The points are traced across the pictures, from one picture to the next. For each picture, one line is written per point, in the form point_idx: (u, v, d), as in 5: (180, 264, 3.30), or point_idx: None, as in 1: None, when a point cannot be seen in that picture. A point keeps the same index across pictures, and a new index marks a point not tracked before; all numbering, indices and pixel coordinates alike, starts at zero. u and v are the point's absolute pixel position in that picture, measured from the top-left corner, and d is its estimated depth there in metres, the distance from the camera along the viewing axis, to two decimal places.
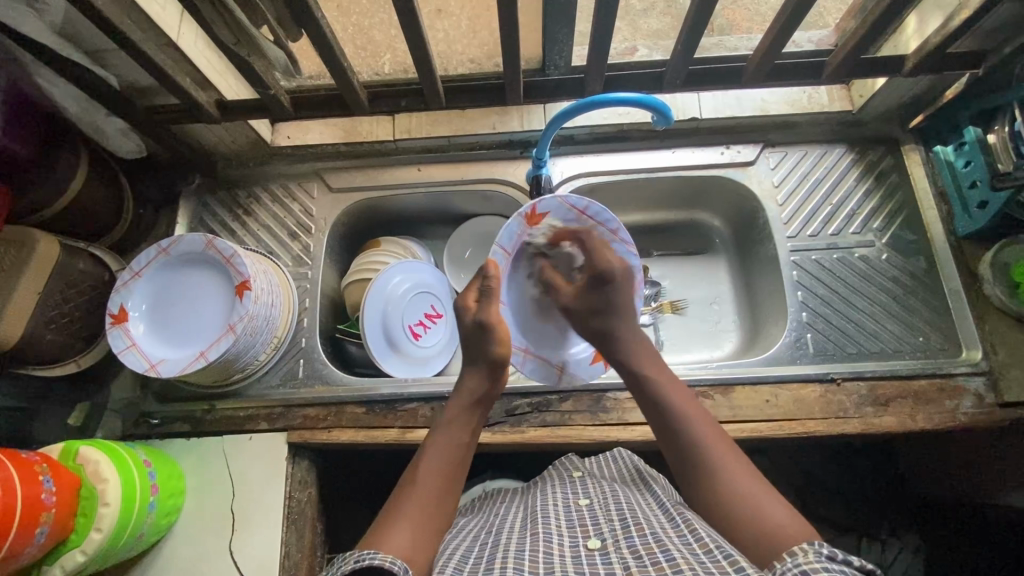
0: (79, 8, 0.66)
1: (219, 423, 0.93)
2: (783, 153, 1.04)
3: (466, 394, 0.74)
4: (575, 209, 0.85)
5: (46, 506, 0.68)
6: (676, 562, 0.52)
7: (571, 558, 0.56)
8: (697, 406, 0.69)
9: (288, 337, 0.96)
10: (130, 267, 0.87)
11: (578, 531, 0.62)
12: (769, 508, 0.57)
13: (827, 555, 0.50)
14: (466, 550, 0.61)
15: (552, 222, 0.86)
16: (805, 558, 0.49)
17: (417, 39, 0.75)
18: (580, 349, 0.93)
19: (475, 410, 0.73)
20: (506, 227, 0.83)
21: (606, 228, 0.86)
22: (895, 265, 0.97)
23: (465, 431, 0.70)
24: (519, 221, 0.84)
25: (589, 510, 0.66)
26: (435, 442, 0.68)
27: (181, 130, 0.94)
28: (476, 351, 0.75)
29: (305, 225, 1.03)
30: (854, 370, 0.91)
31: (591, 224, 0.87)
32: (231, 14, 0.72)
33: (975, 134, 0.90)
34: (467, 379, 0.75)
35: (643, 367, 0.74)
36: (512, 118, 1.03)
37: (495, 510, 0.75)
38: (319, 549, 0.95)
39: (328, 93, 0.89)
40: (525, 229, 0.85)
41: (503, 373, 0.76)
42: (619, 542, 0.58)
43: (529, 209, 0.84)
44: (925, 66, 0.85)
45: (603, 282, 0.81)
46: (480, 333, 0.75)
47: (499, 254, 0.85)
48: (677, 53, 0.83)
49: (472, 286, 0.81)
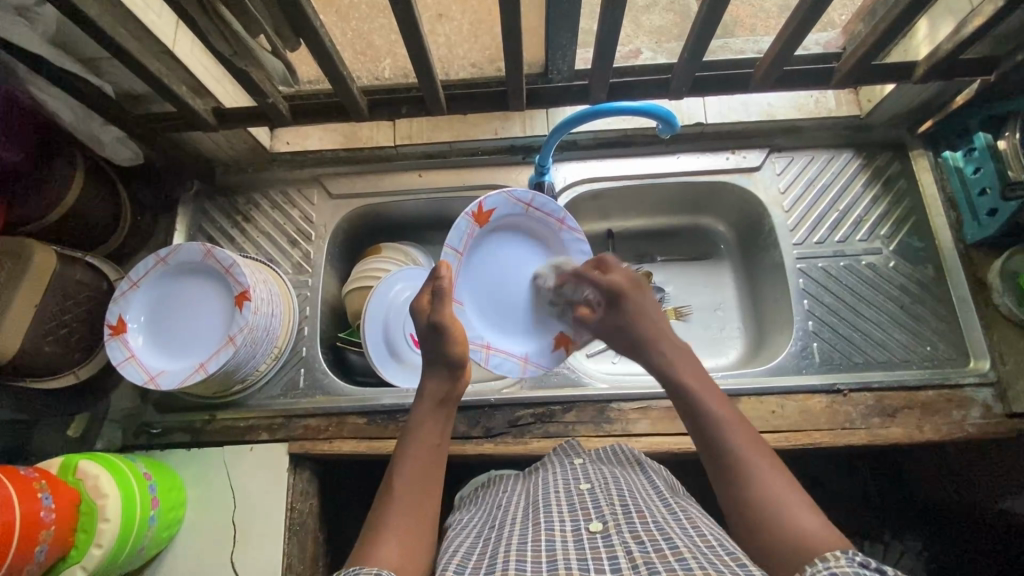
0: (74, 20, 0.65)
1: (219, 433, 0.92)
2: (789, 158, 1.02)
3: (427, 398, 0.73)
4: (519, 203, 0.92)
5: (45, 524, 0.67)
6: (679, 550, 0.51)
7: (573, 543, 0.55)
8: (739, 416, 0.66)
9: (288, 346, 0.95)
10: (127, 277, 0.86)
11: (580, 515, 0.60)
12: (802, 518, 0.56)
13: (861, 562, 0.47)
14: (469, 546, 0.59)
15: (498, 217, 0.92)
16: (835, 563, 0.48)
17: (418, 47, 0.74)
18: (541, 342, 0.94)
19: (441, 410, 0.72)
20: (455, 228, 0.87)
21: (553, 218, 0.93)
22: (902, 272, 0.96)
23: (436, 433, 0.70)
24: (468, 220, 0.88)
25: (591, 494, 0.64)
26: (405, 449, 0.67)
27: (180, 138, 0.93)
28: (433, 351, 0.75)
29: (305, 231, 1.02)
30: (860, 380, 0.90)
31: (536, 215, 0.93)
32: (228, 25, 0.71)
33: (984, 140, 0.88)
34: (428, 381, 0.74)
35: (680, 375, 0.71)
36: (514, 124, 1.02)
37: (497, 501, 0.73)
38: (321, 558, 0.95)
39: (327, 100, 0.88)
40: (474, 227, 0.89)
41: (463, 374, 0.76)
42: (620, 526, 0.57)
43: (474, 207, 0.89)
44: (936, 73, 0.83)
45: (617, 299, 0.81)
46: (447, 342, 0.74)
47: (450, 254, 0.88)
48: (684, 59, 0.81)
49: (425, 290, 0.80)
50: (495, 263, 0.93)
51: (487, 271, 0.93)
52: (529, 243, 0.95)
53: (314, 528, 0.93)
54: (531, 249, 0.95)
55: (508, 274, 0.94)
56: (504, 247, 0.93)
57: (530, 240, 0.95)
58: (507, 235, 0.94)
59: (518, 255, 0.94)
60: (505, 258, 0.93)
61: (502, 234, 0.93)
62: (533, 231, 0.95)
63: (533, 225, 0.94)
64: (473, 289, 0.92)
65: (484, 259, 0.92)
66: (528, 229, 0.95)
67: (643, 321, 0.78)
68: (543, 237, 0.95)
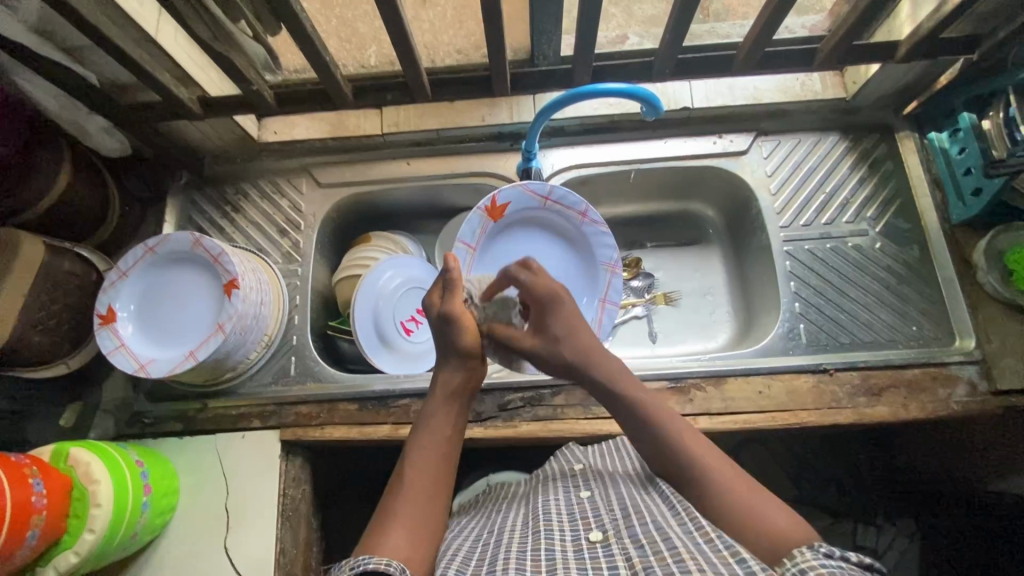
0: (57, 8, 0.65)
1: (211, 421, 0.93)
2: (776, 142, 1.03)
3: (443, 388, 0.72)
4: (535, 198, 0.95)
5: (36, 509, 0.68)
6: (677, 551, 0.51)
7: (573, 552, 0.56)
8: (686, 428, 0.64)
9: (279, 334, 0.95)
10: (116, 267, 0.87)
11: (580, 524, 0.61)
12: (772, 514, 0.55)
13: (826, 552, 0.49)
14: (468, 550, 0.60)
15: (513, 211, 0.96)
16: (802, 558, 0.48)
17: (401, 32, 0.74)
18: None
19: (454, 401, 0.71)
20: (467, 222, 0.93)
21: (574, 211, 0.95)
22: (889, 253, 0.96)
23: (451, 421, 0.69)
24: (480, 214, 0.94)
25: (591, 502, 0.65)
26: (414, 441, 0.67)
27: (167, 127, 0.93)
28: (446, 344, 0.73)
29: (294, 221, 1.02)
30: (846, 360, 0.91)
31: (555, 208, 0.96)
32: (208, 11, 0.71)
33: (969, 120, 0.89)
34: (441, 374, 0.73)
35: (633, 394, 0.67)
36: (501, 110, 1.02)
37: (497, 509, 0.74)
38: (315, 545, 0.95)
39: (313, 88, 0.88)
40: (487, 221, 0.95)
41: (480, 364, 0.73)
42: (620, 533, 0.57)
43: (488, 202, 0.93)
44: (918, 52, 0.84)
45: (545, 309, 0.74)
46: (455, 331, 0.73)
47: (462, 248, 0.94)
48: (666, 42, 0.81)
49: (436, 283, 0.78)
50: (521, 249, 0.98)
51: (506, 257, 0.98)
52: (554, 235, 0.99)
53: (306, 514, 0.93)
54: (556, 240, 0.99)
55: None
56: (531, 236, 0.98)
57: (554, 233, 0.99)
58: (526, 227, 0.98)
59: (540, 246, 0.98)
60: (526, 245, 0.98)
61: (521, 225, 0.98)
62: (556, 224, 0.98)
63: (553, 218, 0.97)
64: (491, 274, 0.97)
65: (501, 248, 0.97)
66: (549, 223, 0.98)
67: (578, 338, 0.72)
68: (567, 230, 0.98)
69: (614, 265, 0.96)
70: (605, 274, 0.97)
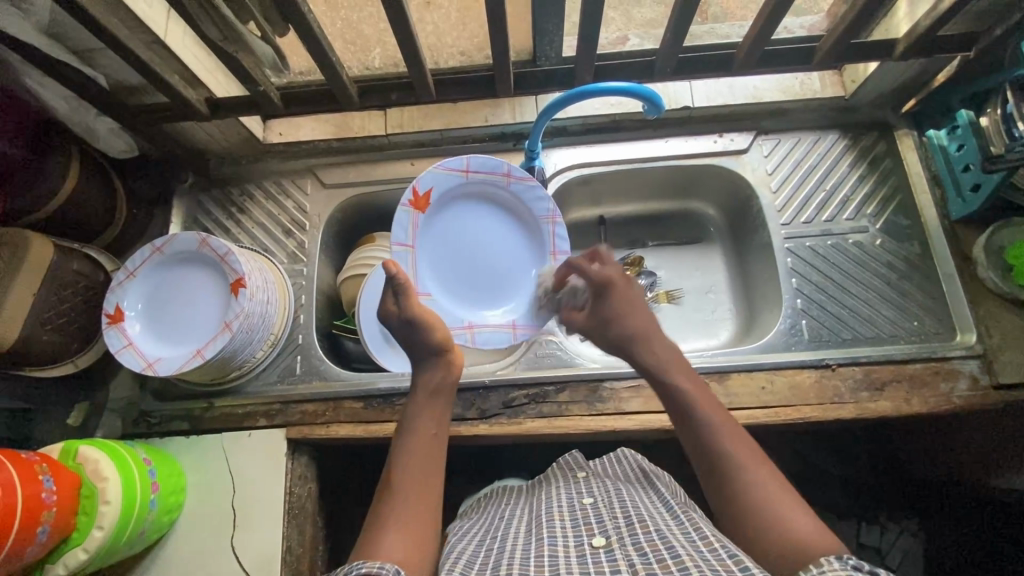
0: (69, 9, 0.66)
1: (218, 420, 0.93)
2: (776, 140, 1.03)
3: (423, 387, 0.73)
4: (455, 173, 0.92)
5: (46, 505, 0.68)
6: (681, 559, 0.51)
7: (576, 558, 0.56)
8: (723, 415, 0.66)
9: (285, 333, 0.96)
10: (124, 267, 0.88)
11: (582, 530, 0.61)
12: (796, 520, 0.56)
13: (855, 565, 0.48)
14: (471, 555, 0.60)
15: (438, 195, 0.92)
16: (828, 566, 0.48)
17: (406, 33, 0.76)
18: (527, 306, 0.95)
19: (435, 399, 0.72)
20: (397, 223, 0.89)
21: (498, 174, 0.93)
22: (889, 249, 0.97)
23: (435, 421, 0.70)
24: (408, 210, 0.90)
25: (594, 509, 0.66)
26: (403, 445, 0.68)
27: (174, 129, 0.94)
28: (417, 346, 0.76)
29: (300, 221, 1.03)
30: (849, 355, 0.91)
31: (480, 178, 0.93)
32: (216, 12, 0.73)
33: (967, 117, 0.90)
34: (421, 374, 0.75)
35: (677, 379, 0.70)
36: (504, 111, 1.03)
37: (500, 513, 0.74)
38: (321, 544, 0.96)
39: (318, 88, 0.89)
40: (417, 215, 0.91)
41: (453, 357, 0.76)
42: (623, 539, 0.58)
43: (412, 195, 0.90)
44: (916, 50, 0.85)
45: (602, 291, 0.80)
46: (422, 332, 0.75)
47: (402, 250, 0.90)
48: (667, 41, 0.83)
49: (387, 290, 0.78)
50: (457, 228, 0.95)
51: (445, 244, 0.94)
52: (486, 205, 0.96)
53: (312, 511, 0.94)
54: (490, 209, 0.96)
55: (473, 238, 0.95)
56: (463, 214, 0.95)
57: (486, 204, 0.96)
58: (457, 205, 0.95)
59: (476, 220, 0.95)
60: (460, 225, 0.95)
61: (450, 206, 0.94)
62: (484, 194, 0.95)
63: (480, 188, 0.94)
64: (436, 268, 0.94)
65: (439, 237, 0.94)
66: (477, 193, 0.95)
67: (628, 318, 0.77)
68: (496, 195, 0.95)
69: (552, 216, 0.94)
70: (547, 225, 0.95)
